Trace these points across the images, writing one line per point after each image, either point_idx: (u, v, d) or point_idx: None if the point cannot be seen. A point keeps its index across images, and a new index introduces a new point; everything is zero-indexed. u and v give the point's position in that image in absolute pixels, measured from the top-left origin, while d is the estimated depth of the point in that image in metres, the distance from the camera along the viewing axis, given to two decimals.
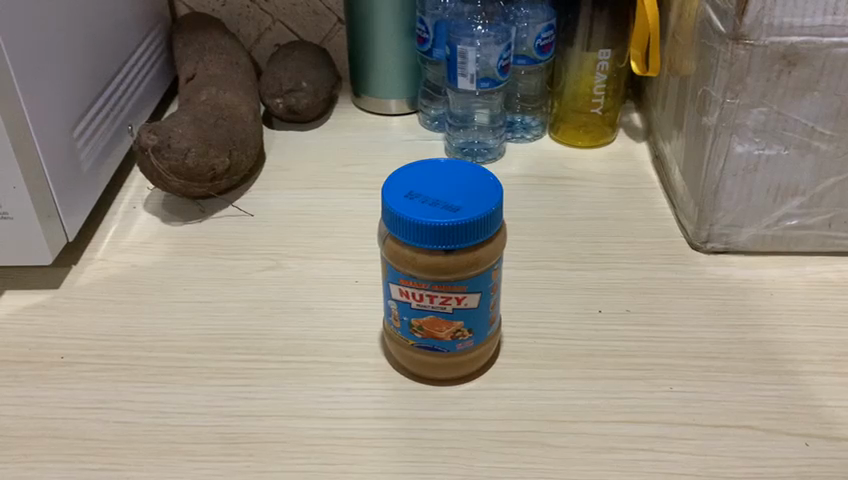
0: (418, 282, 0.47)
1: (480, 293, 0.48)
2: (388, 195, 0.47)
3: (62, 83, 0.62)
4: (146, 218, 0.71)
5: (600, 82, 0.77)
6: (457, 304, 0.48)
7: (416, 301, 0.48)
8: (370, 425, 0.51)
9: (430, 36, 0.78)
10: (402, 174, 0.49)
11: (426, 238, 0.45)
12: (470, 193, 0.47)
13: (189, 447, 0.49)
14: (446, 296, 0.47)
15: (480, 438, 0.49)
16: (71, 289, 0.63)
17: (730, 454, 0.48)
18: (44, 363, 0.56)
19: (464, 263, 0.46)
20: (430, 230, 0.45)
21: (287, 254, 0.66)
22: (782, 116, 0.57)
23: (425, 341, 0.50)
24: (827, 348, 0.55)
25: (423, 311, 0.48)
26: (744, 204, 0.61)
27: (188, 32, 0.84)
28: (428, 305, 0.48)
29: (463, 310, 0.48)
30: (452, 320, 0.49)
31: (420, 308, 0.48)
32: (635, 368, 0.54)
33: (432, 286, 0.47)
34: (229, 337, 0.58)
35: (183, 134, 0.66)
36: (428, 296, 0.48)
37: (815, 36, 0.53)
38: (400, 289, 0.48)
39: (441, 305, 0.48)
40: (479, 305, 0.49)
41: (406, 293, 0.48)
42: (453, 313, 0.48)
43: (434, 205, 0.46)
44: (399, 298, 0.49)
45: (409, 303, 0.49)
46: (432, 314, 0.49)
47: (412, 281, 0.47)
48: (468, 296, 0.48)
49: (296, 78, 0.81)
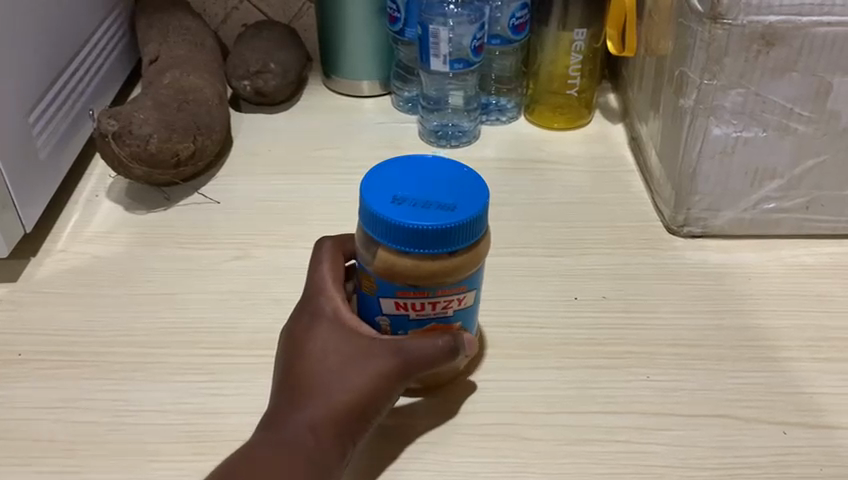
0: (421, 292, 0.45)
1: (477, 289, 0.48)
2: (375, 204, 0.44)
3: (17, 66, 0.60)
4: (109, 206, 0.69)
5: (576, 63, 0.75)
6: (457, 305, 0.47)
7: (416, 312, 0.46)
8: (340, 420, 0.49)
9: (401, 15, 0.75)
10: (376, 177, 0.46)
11: (428, 242, 0.43)
12: (454, 188, 0.46)
13: (154, 447, 0.48)
14: (449, 299, 0.46)
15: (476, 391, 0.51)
16: (29, 282, 0.61)
17: (705, 445, 0.48)
18: (1, 361, 0.54)
19: (470, 260, 0.45)
20: (434, 234, 0.43)
21: (255, 243, 0.64)
22: (761, 98, 0.56)
23: None
24: (804, 334, 0.55)
25: (423, 321, 0.47)
26: (722, 187, 0.60)
27: (150, 12, 0.80)
28: (429, 313, 0.46)
29: (462, 310, 0.48)
30: (452, 322, 0.48)
31: (420, 319, 0.47)
32: (612, 357, 0.53)
33: (435, 293, 0.46)
34: (195, 329, 0.56)
35: (145, 120, 0.64)
36: (430, 304, 0.46)
37: (793, 15, 0.52)
38: (398, 302, 0.46)
39: (442, 310, 0.47)
40: (475, 301, 0.48)
41: (404, 306, 0.46)
42: (453, 315, 0.47)
43: (426, 206, 0.44)
44: (394, 312, 0.47)
45: (407, 315, 0.47)
46: (433, 322, 0.47)
47: (413, 290, 0.45)
48: (467, 295, 0.47)
49: (264, 60, 0.78)
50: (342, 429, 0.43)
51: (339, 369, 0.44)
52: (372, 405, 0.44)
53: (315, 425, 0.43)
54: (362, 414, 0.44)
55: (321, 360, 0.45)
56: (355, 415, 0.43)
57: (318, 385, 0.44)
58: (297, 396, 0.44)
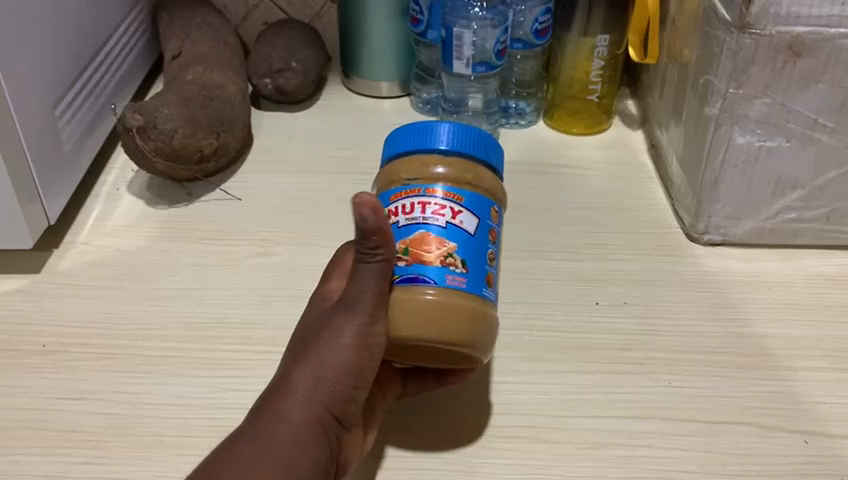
0: (412, 190, 0.46)
1: (476, 218, 0.46)
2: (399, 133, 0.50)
3: (45, 59, 0.60)
4: (130, 200, 0.69)
5: (597, 69, 0.75)
6: (450, 219, 0.45)
7: (406, 215, 0.45)
8: (370, 426, 0.47)
9: (424, 16, 0.76)
10: None
11: (449, 139, 0.48)
12: None
13: (178, 440, 0.48)
14: (440, 204, 0.45)
15: (491, 415, 0.50)
16: (52, 274, 0.61)
17: (726, 451, 0.48)
18: (25, 351, 0.54)
19: (479, 177, 0.47)
20: (454, 132, 0.48)
21: (276, 240, 0.65)
22: (786, 108, 0.56)
23: (407, 269, 0.44)
24: (824, 344, 0.55)
25: (413, 226, 0.45)
26: (743, 196, 0.61)
27: (173, 8, 0.80)
28: (419, 216, 0.45)
29: (456, 228, 0.45)
30: (445, 236, 0.44)
31: (408, 224, 0.45)
32: (633, 363, 0.54)
33: (426, 191, 0.45)
34: (217, 324, 0.56)
35: (170, 115, 0.64)
36: (420, 205, 0.45)
37: (822, 27, 0.52)
38: (390, 209, 0.46)
39: (433, 215, 0.45)
40: (475, 232, 0.45)
41: (395, 212, 0.46)
42: (446, 228, 0.44)
43: None
44: (388, 224, 0.46)
45: (397, 222, 0.45)
46: (421, 229, 0.45)
47: (405, 191, 0.46)
48: (463, 212, 0.45)
49: (285, 58, 0.79)
50: (315, 409, 0.41)
51: (306, 348, 0.42)
52: (345, 375, 0.42)
53: (283, 410, 0.41)
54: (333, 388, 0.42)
55: (293, 346, 0.43)
56: (326, 391, 0.42)
57: (288, 370, 0.42)
58: (271, 385, 0.43)
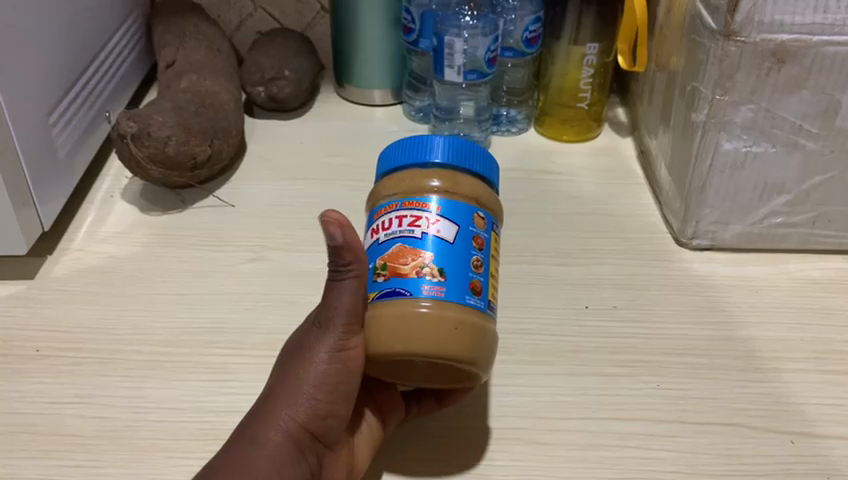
0: (390, 205, 0.47)
1: (456, 225, 0.45)
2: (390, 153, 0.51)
3: (40, 67, 0.61)
4: (124, 207, 0.70)
5: (587, 76, 0.76)
6: (426, 229, 0.45)
7: (386, 231, 0.46)
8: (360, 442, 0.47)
9: (416, 25, 0.76)
10: None
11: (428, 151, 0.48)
12: None
13: (169, 444, 0.49)
14: (416, 215, 0.45)
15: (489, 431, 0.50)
16: (46, 280, 0.61)
17: (713, 451, 0.48)
18: (18, 356, 0.55)
19: (458, 184, 0.47)
20: (432, 144, 0.48)
21: (269, 246, 0.65)
22: (772, 114, 0.57)
23: (384, 285, 0.44)
24: (810, 346, 0.56)
25: (391, 241, 0.45)
26: (730, 201, 0.62)
27: (167, 17, 0.81)
28: (396, 230, 0.45)
29: (434, 238, 0.44)
30: (420, 247, 0.44)
31: (388, 240, 0.46)
32: (622, 365, 0.54)
33: (402, 205, 0.46)
34: (210, 329, 0.57)
35: (164, 122, 0.65)
36: (397, 219, 0.46)
37: (805, 34, 0.53)
38: (373, 227, 0.47)
39: (409, 227, 0.45)
40: (455, 239, 0.45)
41: (377, 229, 0.47)
42: (423, 238, 0.44)
43: None
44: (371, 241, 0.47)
45: (378, 239, 0.46)
46: (399, 242, 0.45)
47: (386, 207, 0.47)
48: (442, 222, 0.45)
49: (279, 66, 0.79)
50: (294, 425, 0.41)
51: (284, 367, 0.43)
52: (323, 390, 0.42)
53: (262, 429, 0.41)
54: (312, 404, 0.42)
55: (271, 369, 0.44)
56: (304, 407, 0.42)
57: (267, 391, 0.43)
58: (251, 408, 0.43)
